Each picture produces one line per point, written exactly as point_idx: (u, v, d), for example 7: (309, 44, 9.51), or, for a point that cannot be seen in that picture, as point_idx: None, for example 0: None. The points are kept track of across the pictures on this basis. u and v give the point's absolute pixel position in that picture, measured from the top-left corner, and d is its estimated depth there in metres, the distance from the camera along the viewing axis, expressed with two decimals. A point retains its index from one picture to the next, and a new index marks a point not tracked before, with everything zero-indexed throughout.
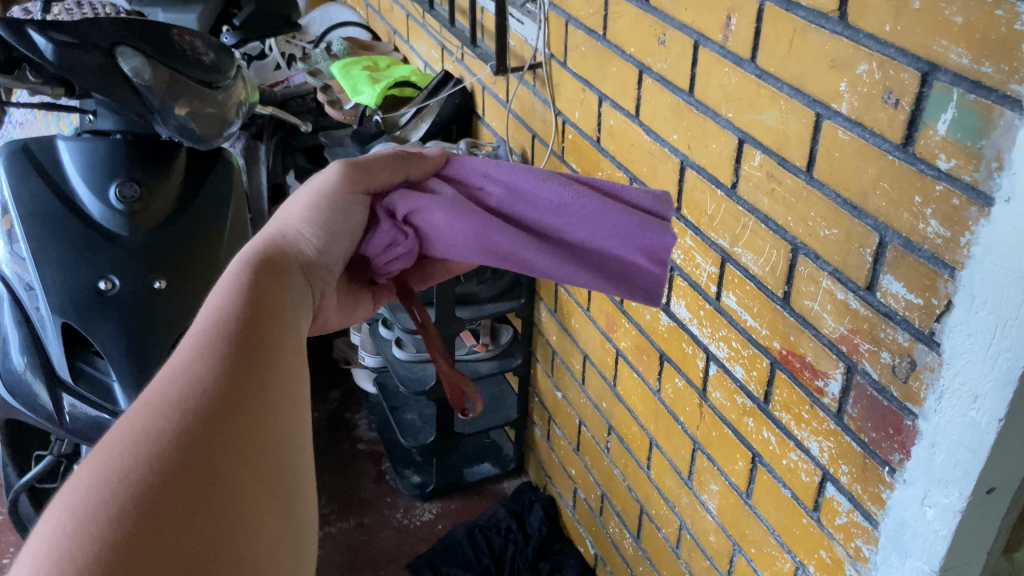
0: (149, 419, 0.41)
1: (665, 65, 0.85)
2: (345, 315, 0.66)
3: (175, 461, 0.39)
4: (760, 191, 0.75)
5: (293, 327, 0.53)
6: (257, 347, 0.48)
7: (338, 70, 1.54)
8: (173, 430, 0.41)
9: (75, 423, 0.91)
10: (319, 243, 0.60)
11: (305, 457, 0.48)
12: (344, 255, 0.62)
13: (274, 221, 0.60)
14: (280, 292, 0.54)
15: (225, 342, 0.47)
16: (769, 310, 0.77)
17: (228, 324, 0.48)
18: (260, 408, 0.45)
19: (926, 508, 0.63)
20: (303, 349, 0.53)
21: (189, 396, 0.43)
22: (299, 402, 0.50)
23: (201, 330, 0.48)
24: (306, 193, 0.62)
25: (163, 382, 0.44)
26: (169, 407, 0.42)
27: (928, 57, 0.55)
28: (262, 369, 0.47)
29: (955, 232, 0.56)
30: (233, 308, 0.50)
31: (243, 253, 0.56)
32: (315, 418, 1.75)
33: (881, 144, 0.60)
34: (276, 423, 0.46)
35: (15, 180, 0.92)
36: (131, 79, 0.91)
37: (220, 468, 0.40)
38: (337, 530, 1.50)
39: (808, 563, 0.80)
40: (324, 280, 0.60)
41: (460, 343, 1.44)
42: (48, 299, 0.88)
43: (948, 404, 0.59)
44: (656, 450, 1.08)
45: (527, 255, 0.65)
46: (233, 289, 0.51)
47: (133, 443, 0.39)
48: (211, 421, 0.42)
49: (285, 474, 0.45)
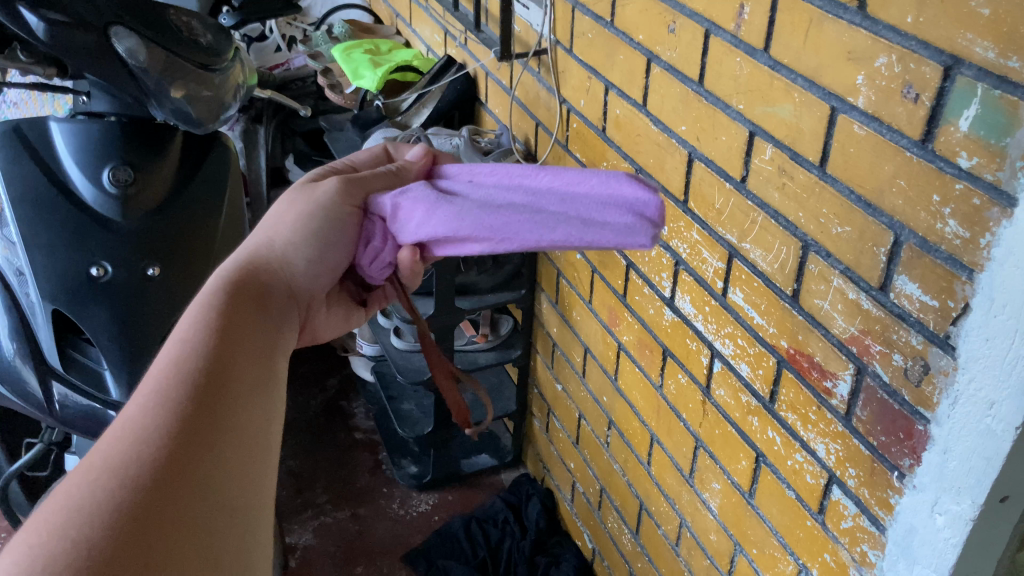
0: (86, 492, 0.43)
1: (675, 54, 0.83)
2: (337, 327, 0.74)
3: (109, 543, 0.41)
4: (770, 185, 0.73)
5: (255, 361, 0.57)
6: (205, 410, 0.50)
7: (338, 54, 1.51)
8: (108, 509, 0.42)
9: (64, 411, 0.87)
10: (307, 256, 0.66)
11: (258, 495, 0.52)
12: (333, 267, 0.68)
13: (264, 235, 0.66)
14: (254, 312, 0.59)
15: (186, 384, 0.51)
16: (778, 309, 0.75)
17: (189, 365, 0.52)
18: (219, 451, 0.49)
19: (936, 515, 0.62)
20: (263, 384, 0.56)
21: (130, 465, 0.45)
22: (259, 441, 0.54)
23: (147, 398, 0.49)
24: (302, 204, 0.68)
25: (104, 449, 0.46)
26: (107, 478, 0.44)
27: (952, 50, 0.53)
28: (210, 429, 0.49)
29: (975, 233, 0.54)
30: (181, 369, 0.52)
31: (223, 271, 0.62)
32: (312, 406, 1.73)
33: (898, 140, 0.58)
34: (233, 463, 0.50)
35: (7, 163, 0.90)
36: (126, 61, 0.88)
37: (176, 512, 0.44)
38: (332, 520, 1.49)
39: (812, 566, 0.78)
40: (309, 293, 0.67)
41: (459, 333, 1.43)
42: (37, 285, 0.85)
43: (963, 409, 0.57)
44: (656, 445, 1.06)
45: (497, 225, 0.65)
46: (201, 319, 0.56)
47: (96, 486, 0.43)
48: (151, 498, 0.44)
49: (237, 514, 0.49)
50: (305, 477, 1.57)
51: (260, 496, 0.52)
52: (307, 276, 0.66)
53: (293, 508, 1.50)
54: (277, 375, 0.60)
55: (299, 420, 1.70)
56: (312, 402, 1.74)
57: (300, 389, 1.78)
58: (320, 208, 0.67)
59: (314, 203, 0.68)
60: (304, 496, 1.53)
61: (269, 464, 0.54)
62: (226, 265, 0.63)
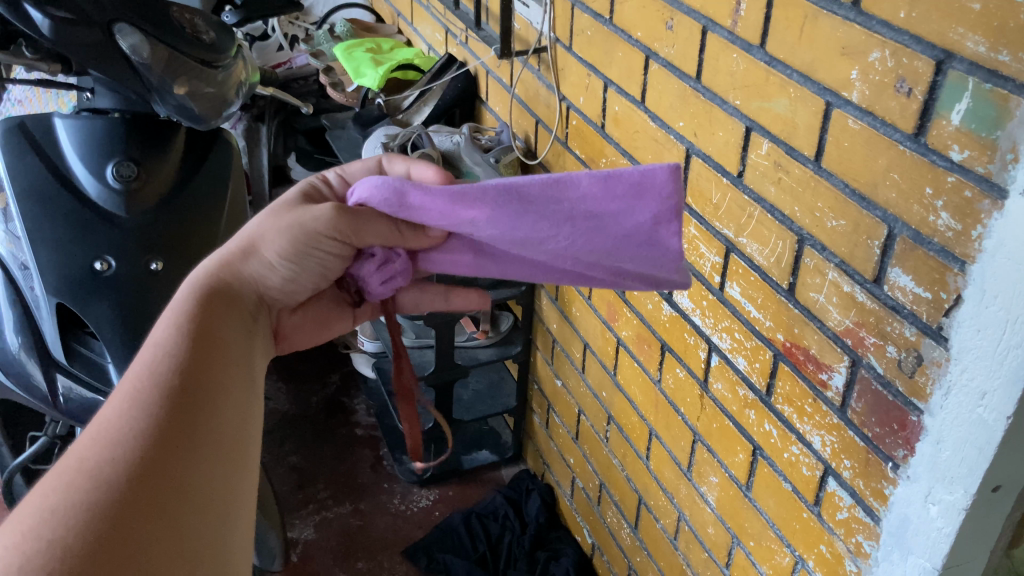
0: (60, 493, 0.43)
1: (673, 50, 0.83)
2: (314, 334, 0.76)
3: (84, 543, 0.41)
4: (766, 180, 0.74)
5: (230, 367, 0.57)
6: (180, 414, 0.50)
7: (340, 52, 1.52)
8: (84, 508, 0.42)
9: (68, 404, 0.89)
10: (282, 276, 0.67)
11: (235, 497, 0.52)
12: (309, 283, 0.69)
13: (244, 241, 0.66)
14: (222, 324, 0.60)
15: (162, 387, 0.51)
16: (774, 302, 0.76)
17: (164, 371, 0.52)
18: (197, 451, 0.49)
19: (929, 505, 0.62)
20: (239, 389, 0.57)
21: (105, 466, 0.45)
22: (235, 444, 0.54)
23: (122, 400, 0.50)
24: (284, 220, 0.66)
25: (80, 450, 0.46)
26: (82, 480, 0.44)
27: (943, 44, 0.54)
28: (187, 431, 0.50)
29: (967, 225, 0.54)
30: (157, 373, 0.52)
31: (191, 279, 0.63)
32: (313, 403, 1.74)
33: (891, 133, 0.59)
34: (210, 465, 0.50)
35: (12, 158, 0.91)
36: (130, 57, 0.90)
37: (153, 511, 0.45)
38: (333, 515, 1.49)
39: (808, 557, 0.79)
40: (277, 302, 0.69)
41: (460, 329, 1.44)
42: (43, 279, 0.86)
43: (955, 400, 0.58)
44: (655, 440, 1.07)
45: (565, 231, 0.63)
46: (174, 328, 0.56)
47: (72, 487, 0.43)
48: (128, 498, 0.44)
49: (215, 515, 0.49)
50: (306, 472, 1.58)
51: (237, 497, 0.53)
52: (281, 290, 0.68)
53: (294, 503, 1.51)
54: (251, 380, 0.60)
55: (301, 416, 1.71)
56: (312, 398, 1.75)
57: (301, 385, 1.79)
58: (305, 231, 0.64)
59: (299, 224, 0.65)
60: (305, 492, 1.54)
61: (246, 465, 0.55)
62: (201, 268, 0.65)
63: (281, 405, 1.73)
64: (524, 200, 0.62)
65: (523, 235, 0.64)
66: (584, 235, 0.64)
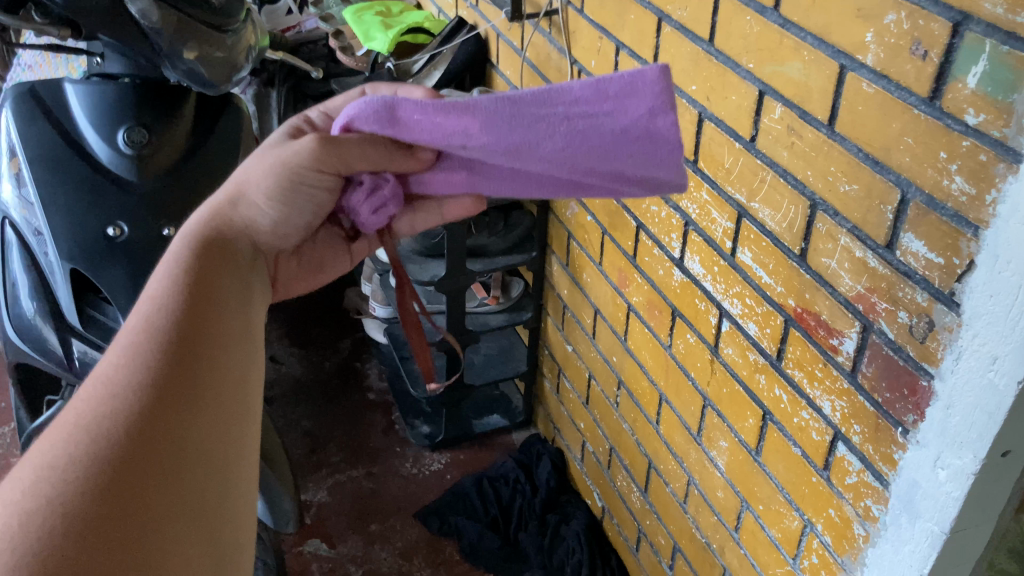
0: (58, 449, 0.44)
1: (685, 13, 0.82)
2: (312, 278, 0.77)
3: (85, 497, 0.42)
4: (779, 144, 0.73)
5: (229, 317, 0.58)
6: (178, 366, 0.50)
7: (349, 16, 1.52)
8: (83, 463, 0.43)
9: (84, 367, 0.90)
10: (272, 217, 0.67)
11: (237, 448, 0.53)
12: (301, 224, 0.70)
13: (232, 187, 0.67)
14: (215, 266, 0.61)
15: (158, 339, 0.51)
16: (785, 268, 0.76)
17: (160, 322, 0.53)
18: (195, 403, 0.50)
19: (938, 470, 0.63)
20: (239, 340, 0.57)
21: (104, 420, 0.45)
22: (236, 396, 0.54)
23: (120, 354, 0.50)
24: (268, 160, 0.66)
25: (78, 407, 0.46)
26: (81, 434, 0.44)
27: (961, 6, 0.53)
28: (184, 383, 0.50)
29: (981, 189, 0.54)
30: (152, 326, 0.52)
31: (183, 228, 0.64)
32: (326, 367, 1.75)
33: (907, 97, 0.58)
34: (210, 416, 0.51)
35: (24, 124, 0.92)
36: (138, 20, 0.89)
37: (154, 463, 0.45)
38: (346, 478, 1.51)
39: (817, 522, 0.80)
40: (274, 247, 0.70)
41: (471, 295, 1.45)
42: (57, 245, 0.87)
43: (965, 365, 0.58)
44: (665, 405, 1.07)
45: (560, 131, 0.62)
46: (170, 279, 0.57)
47: (71, 444, 0.44)
48: (126, 451, 0.44)
49: (217, 466, 0.50)
50: (319, 437, 1.59)
51: (239, 449, 0.53)
52: (274, 234, 0.68)
53: (307, 467, 1.53)
54: (252, 328, 0.61)
55: (313, 380, 1.72)
56: (325, 363, 1.77)
57: (314, 350, 1.80)
58: (287, 169, 0.65)
59: (282, 161, 0.65)
60: (318, 456, 1.55)
61: (246, 419, 0.55)
62: (192, 217, 0.65)
63: (293, 369, 1.74)
64: (515, 105, 0.61)
65: (519, 139, 0.62)
66: (581, 137, 0.62)
